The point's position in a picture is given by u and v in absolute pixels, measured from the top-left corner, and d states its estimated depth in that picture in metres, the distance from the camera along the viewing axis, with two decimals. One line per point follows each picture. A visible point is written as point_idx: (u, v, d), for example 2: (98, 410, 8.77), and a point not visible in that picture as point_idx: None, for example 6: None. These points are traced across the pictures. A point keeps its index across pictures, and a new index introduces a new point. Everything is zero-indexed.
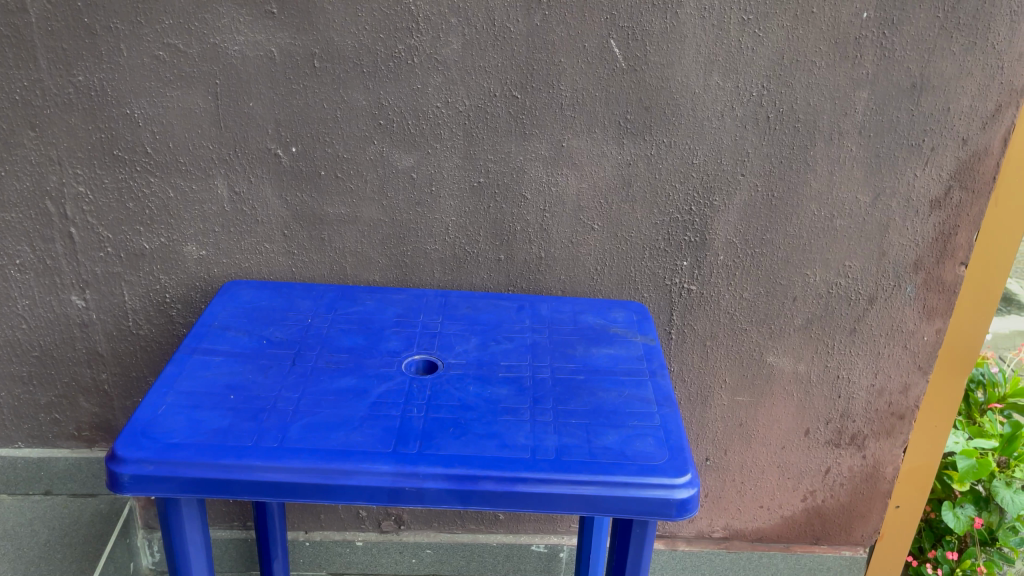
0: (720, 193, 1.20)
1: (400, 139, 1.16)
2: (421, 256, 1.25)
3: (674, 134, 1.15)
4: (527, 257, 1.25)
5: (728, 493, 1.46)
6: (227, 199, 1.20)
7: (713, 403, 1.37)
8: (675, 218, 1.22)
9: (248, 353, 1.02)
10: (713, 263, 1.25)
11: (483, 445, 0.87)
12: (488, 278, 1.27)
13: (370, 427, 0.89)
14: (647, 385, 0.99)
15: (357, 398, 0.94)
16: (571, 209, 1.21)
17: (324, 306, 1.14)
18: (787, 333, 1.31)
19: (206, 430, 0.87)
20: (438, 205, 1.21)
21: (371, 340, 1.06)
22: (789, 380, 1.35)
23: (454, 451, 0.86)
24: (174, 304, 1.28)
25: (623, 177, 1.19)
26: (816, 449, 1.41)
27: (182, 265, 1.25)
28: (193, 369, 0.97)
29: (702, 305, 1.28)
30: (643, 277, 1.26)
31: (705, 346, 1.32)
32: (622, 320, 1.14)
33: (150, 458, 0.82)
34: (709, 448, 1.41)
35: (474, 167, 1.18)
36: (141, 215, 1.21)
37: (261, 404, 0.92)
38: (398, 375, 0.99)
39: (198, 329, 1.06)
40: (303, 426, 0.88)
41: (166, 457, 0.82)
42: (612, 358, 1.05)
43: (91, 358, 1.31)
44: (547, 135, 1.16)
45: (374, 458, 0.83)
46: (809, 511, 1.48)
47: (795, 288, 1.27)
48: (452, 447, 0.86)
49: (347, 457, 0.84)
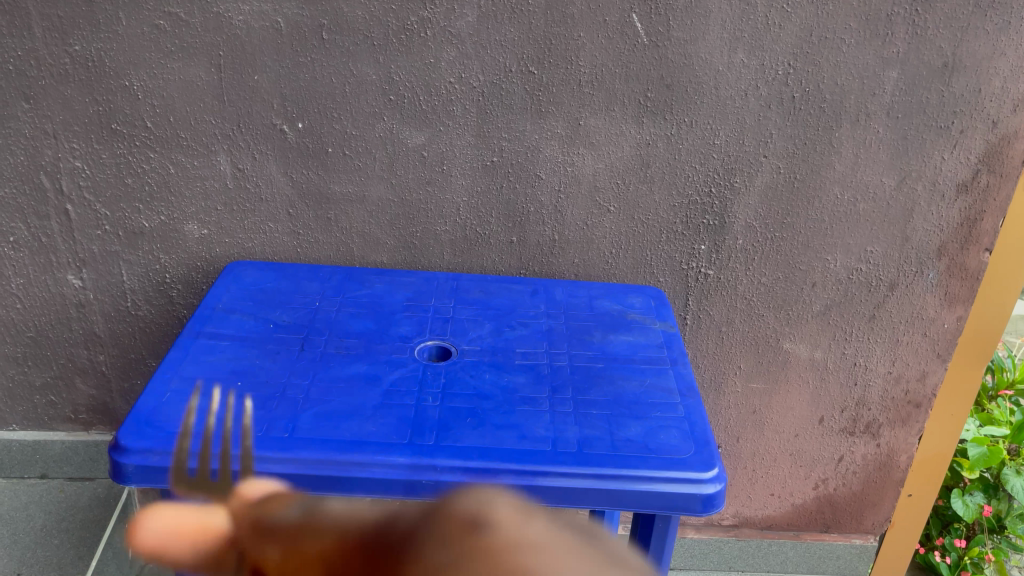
0: (741, 175, 1.16)
1: (411, 115, 1.11)
2: (430, 237, 1.21)
3: (695, 112, 1.11)
4: (540, 240, 1.21)
5: (740, 481, 1.43)
6: (230, 176, 1.16)
7: (726, 390, 1.34)
8: (694, 201, 1.18)
9: (255, 338, 0.98)
10: (732, 247, 1.21)
11: (502, 437, 0.83)
12: (499, 260, 1.23)
13: (383, 417, 0.85)
14: (669, 374, 0.96)
15: (369, 386, 0.90)
16: (587, 190, 1.17)
17: (331, 289, 1.10)
18: (804, 319, 1.27)
19: (214, 420, 0.83)
20: (449, 185, 1.17)
21: (381, 324, 1.03)
22: (805, 367, 1.32)
23: (472, 442, 0.82)
24: (174, 285, 1.23)
25: (641, 157, 1.15)
26: (830, 438, 1.39)
27: (183, 244, 1.20)
28: (198, 354, 0.93)
29: (719, 290, 1.25)
30: (658, 261, 1.23)
31: (720, 332, 1.29)
32: (640, 306, 1.11)
33: (155, 448, 0.78)
34: (722, 435, 1.38)
35: (487, 146, 1.14)
36: (139, 191, 1.16)
37: (269, 391, 0.88)
38: (411, 362, 0.95)
39: (201, 312, 1.02)
40: (314, 415, 0.84)
41: (171, 447, 0.78)
42: (631, 346, 1.01)
43: (88, 340, 1.27)
44: (564, 113, 1.12)
45: (389, 450, 0.80)
46: (821, 499, 1.45)
47: (814, 274, 1.23)
48: (470, 438, 0.82)
49: (360, 448, 0.80)
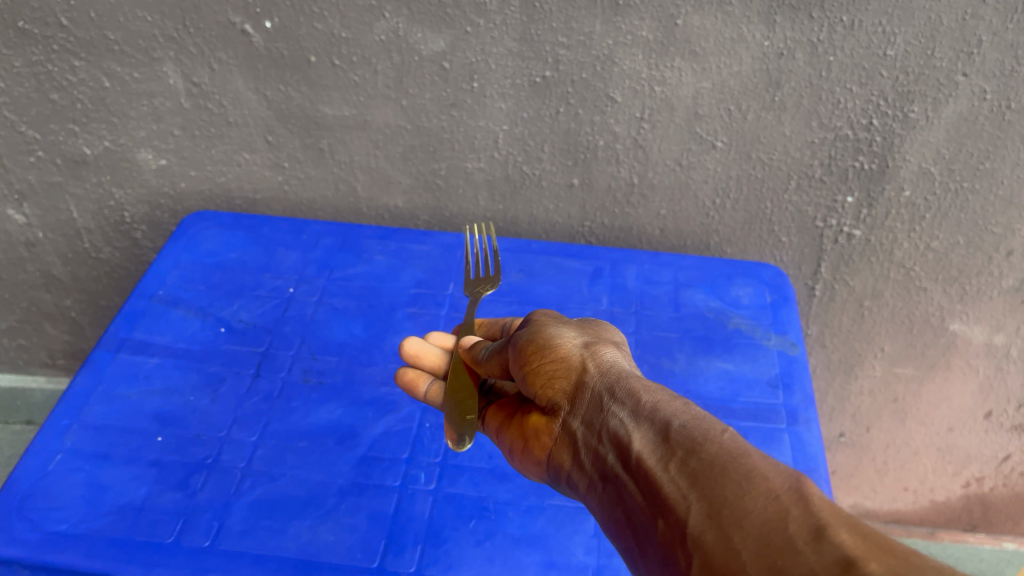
0: (922, 101, 0.76)
1: (423, 12, 0.75)
2: (460, 176, 0.88)
3: (860, 7, 0.70)
4: (613, 183, 0.87)
5: (864, 471, 1.15)
6: (184, 90, 0.84)
7: (861, 374, 1.02)
8: (844, 136, 0.80)
9: (197, 351, 0.71)
10: (894, 199, 0.84)
11: (521, 562, 0.57)
12: (554, 208, 0.90)
13: (348, 516, 0.59)
14: (783, 440, 0.65)
15: (339, 450, 0.64)
16: (683, 118, 0.81)
17: (317, 264, 0.80)
18: (986, 296, 0.90)
19: (109, 510, 0.58)
20: (483, 107, 0.82)
21: (374, 329, 0.74)
22: (977, 353, 0.96)
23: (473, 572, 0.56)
24: (137, 226, 0.97)
25: (768, 72, 0.76)
26: (995, 434, 1.05)
27: (140, 176, 0.92)
28: (114, 384, 0.68)
29: (867, 255, 0.89)
30: (781, 214, 0.88)
31: (861, 307, 0.94)
32: (748, 303, 0.77)
33: (21, 561, 0.55)
34: (846, 423, 1.09)
35: (535, 55, 0.77)
36: (72, 110, 0.86)
37: (198, 458, 0.62)
38: (404, 405, 0.67)
39: (132, 305, 0.75)
40: (250, 505, 0.59)
41: (41, 561, 0.55)
42: (729, 382, 0.69)
43: (49, 283, 1.04)
44: (654, 8, 0.73)
45: None
46: (969, 498, 1.16)
47: (1012, 240, 0.85)
48: (470, 566, 0.57)
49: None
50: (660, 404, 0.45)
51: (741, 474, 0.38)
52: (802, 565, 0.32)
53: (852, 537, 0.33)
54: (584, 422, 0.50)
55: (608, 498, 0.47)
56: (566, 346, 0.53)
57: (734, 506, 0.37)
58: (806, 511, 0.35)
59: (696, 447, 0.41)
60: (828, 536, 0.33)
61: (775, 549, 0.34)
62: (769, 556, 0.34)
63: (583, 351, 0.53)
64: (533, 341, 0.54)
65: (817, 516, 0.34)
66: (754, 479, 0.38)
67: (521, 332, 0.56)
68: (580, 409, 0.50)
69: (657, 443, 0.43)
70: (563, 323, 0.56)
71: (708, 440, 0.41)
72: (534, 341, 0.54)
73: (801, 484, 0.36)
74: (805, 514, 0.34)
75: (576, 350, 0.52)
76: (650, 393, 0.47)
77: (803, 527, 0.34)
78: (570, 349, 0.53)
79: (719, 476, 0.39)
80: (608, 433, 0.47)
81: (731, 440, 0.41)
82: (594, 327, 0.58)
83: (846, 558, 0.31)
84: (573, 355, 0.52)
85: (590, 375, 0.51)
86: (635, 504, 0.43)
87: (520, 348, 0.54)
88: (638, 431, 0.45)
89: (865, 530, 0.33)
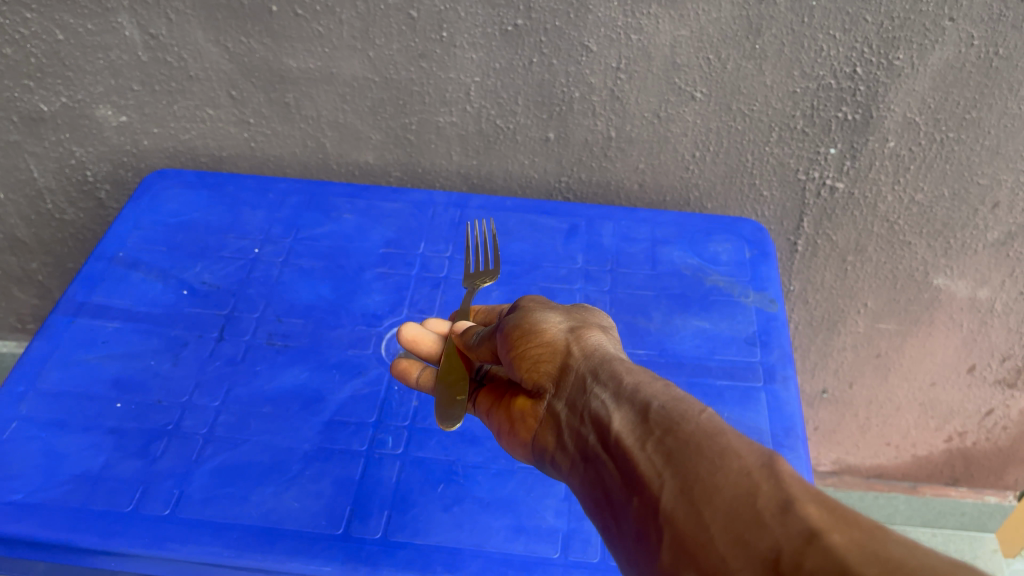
0: (907, 48, 0.73)
1: None
2: (431, 131, 0.86)
3: None
4: (589, 137, 0.85)
5: (846, 428, 1.15)
6: (141, 43, 0.80)
7: (843, 330, 1.00)
8: (827, 85, 0.77)
9: (158, 315, 0.68)
10: (877, 151, 0.81)
11: (490, 528, 0.56)
12: (530, 163, 0.88)
13: (312, 482, 0.58)
14: (760, 399, 0.63)
15: (304, 414, 0.62)
16: (660, 68, 0.78)
17: (283, 224, 0.77)
18: (971, 249, 0.89)
19: (66, 479, 0.57)
20: (453, 59, 0.79)
21: (342, 290, 0.71)
22: (961, 307, 0.95)
23: (441, 538, 0.55)
24: (101, 186, 0.94)
25: (748, 19, 0.73)
26: (978, 389, 1.04)
27: (101, 134, 0.88)
28: (71, 349, 0.65)
29: (849, 209, 0.87)
30: (762, 168, 0.85)
31: (843, 262, 0.93)
32: (727, 259, 0.75)
33: None
34: (828, 380, 1.07)
35: (506, 2, 0.74)
36: (25, 65, 0.82)
37: (158, 424, 0.60)
38: (372, 367, 0.65)
39: (91, 267, 0.72)
40: (212, 472, 0.58)
41: None
42: (705, 340, 0.68)
43: (13, 246, 1.01)
44: None
45: (312, 549, 0.54)
46: (952, 453, 1.15)
47: (998, 192, 0.83)
48: (438, 532, 0.55)
49: (272, 542, 0.54)
50: (641, 385, 0.43)
51: (716, 451, 0.36)
52: (769, 539, 0.31)
53: (818, 510, 0.31)
54: (567, 406, 0.47)
55: (588, 481, 0.44)
56: (552, 331, 0.50)
57: (706, 483, 0.35)
58: (776, 486, 0.33)
59: (674, 425, 0.39)
60: (796, 509, 0.32)
61: (743, 523, 0.32)
62: (737, 530, 0.33)
63: (569, 333, 0.50)
64: (519, 326, 0.51)
65: (787, 490, 0.33)
66: (729, 457, 0.36)
67: (509, 317, 0.53)
68: (565, 392, 0.47)
69: (636, 422, 0.41)
70: (551, 308, 0.54)
71: (686, 418, 0.39)
72: (521, 325, 0.51)
73: (773, 460, 0.35)
74: (774, 488, 0.33)
75: (562, 334, 0.50)
76: (632, 375, 0.45)
77: (772, 501, 0.32)
78: (555, 334, 0.50)
79: (695, 455, 0.37)
80: (589, 416, 0.45)
81: (709, 419, 0.39)
82: (585, 310, 0.56)
83: (811, 532, 0.30)
84: (558, 337, 0.50)
85: (575, 358, 0.48)
86: (614, 485, 0.41)
87: (509, 333, 0.51)
88: (619, 412, 0.43)
89: (833, 503, 0.31)
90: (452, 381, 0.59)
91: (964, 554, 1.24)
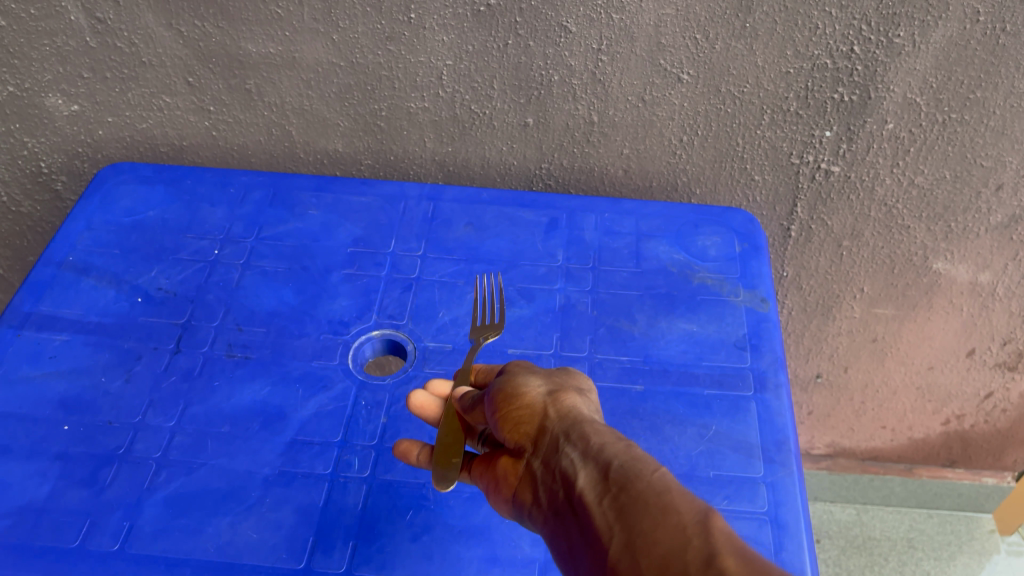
0: (908, 24, 0.68)
1: None
2: (402, 117, 0.81)
3: None
4: (570, 121, 0.80)
5: (841, 412, 1.12)
6: (88, 28, 0.75)
7: (838, 316, 0.97)
8: (822, 65, 0.72)
9: (110, 325, 0.64)
10: (875, 133, 0.77)
11: (460, 559, 0.52)
12: (508, 149, 0.83)
13: (272, 511, 0.54)
14: (750, 410, 0.60)
15: (264, 434, 0.58)
16: (644, 48, 0.73)
17: (245, 223, 0.72)
18: (973, 234, 0.84)
19: (9, 512, 0.53)
20: (422, 41, 0.74)
21: (307, 296, 0.67)
22: (961, 291, 0.91)
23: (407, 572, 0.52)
24: (57, 177, 0.88)
25: None
26: (977, 372, 1.01)
27: (52, 123, 0.83)
28: (16, 365, 0.61)
29: (846, 192, 0.82)
30: (754, 151, 0.81)
31: (839, 247, 0.88)
32: (715, 254, 0.71)
33: None
34: (823, 364, 1.04)
35: None
36: None
37: (108, 448, 0.57)
38: (338, 382, 0.61)
39: (39, 273, 0.68)
40: (164, 501, 0.54)
41: None
42: (692, 346, 0.64)
43: None
44: None
45: None
46: (949, 435, 1.13)
47: (1003, 174, 0.78)
48: (404, 565, 0.52)
49: None
50: (607, 445, 0.39)
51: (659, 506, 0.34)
52: None
53: (737, 562, 0.30)
54: (541, 468, 0.43)
55: (558, 543, 0.40)
56: (531, 394, 0.46)
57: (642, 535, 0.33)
58: (705, 540, 0.31)
59: (628, 481, 0.36)
60: (717, 563, 0.30)
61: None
62: None
63: (550, 395, 0.45)
64: (500, 389, 0.47)
65: (714, 543, 0.31)
66: (669, 510, 0.34)
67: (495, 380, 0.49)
68: (540, 454, 0.43)
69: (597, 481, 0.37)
70: (539, 371, 0.49)
71: (639, 475, 0.36)
72: (502, 388, 0.47)
73: (711, 514, 0.33)
74: (703, 542, 0.31)
75: (540, 396, 0.45)
76: (602, 437, 0.40)
77: (698, 554, 0.31)
78: (534, 396, 0.45)
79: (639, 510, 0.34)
80: (560, 475, 0.40)
81: (663, 476, 0.36)
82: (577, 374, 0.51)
83: None
84: (537, 398, 0.45)
85: (552, 419, 0.43)
86: (576, 546, 0.38)
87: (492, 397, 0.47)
88: (584, 470, 0.39)
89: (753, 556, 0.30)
90: (450, 444, 0.52)
91: (960, 535, 1.20)
